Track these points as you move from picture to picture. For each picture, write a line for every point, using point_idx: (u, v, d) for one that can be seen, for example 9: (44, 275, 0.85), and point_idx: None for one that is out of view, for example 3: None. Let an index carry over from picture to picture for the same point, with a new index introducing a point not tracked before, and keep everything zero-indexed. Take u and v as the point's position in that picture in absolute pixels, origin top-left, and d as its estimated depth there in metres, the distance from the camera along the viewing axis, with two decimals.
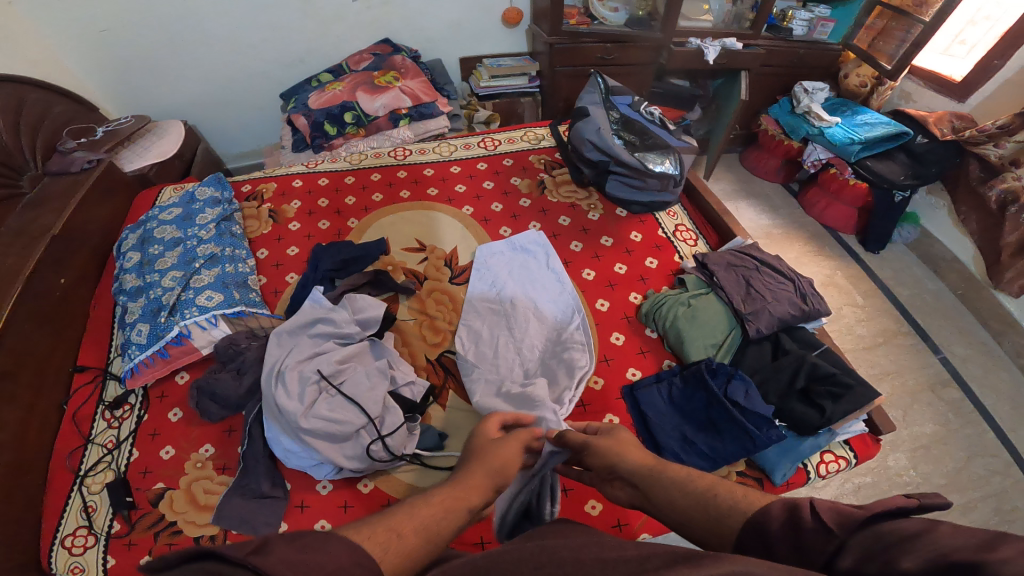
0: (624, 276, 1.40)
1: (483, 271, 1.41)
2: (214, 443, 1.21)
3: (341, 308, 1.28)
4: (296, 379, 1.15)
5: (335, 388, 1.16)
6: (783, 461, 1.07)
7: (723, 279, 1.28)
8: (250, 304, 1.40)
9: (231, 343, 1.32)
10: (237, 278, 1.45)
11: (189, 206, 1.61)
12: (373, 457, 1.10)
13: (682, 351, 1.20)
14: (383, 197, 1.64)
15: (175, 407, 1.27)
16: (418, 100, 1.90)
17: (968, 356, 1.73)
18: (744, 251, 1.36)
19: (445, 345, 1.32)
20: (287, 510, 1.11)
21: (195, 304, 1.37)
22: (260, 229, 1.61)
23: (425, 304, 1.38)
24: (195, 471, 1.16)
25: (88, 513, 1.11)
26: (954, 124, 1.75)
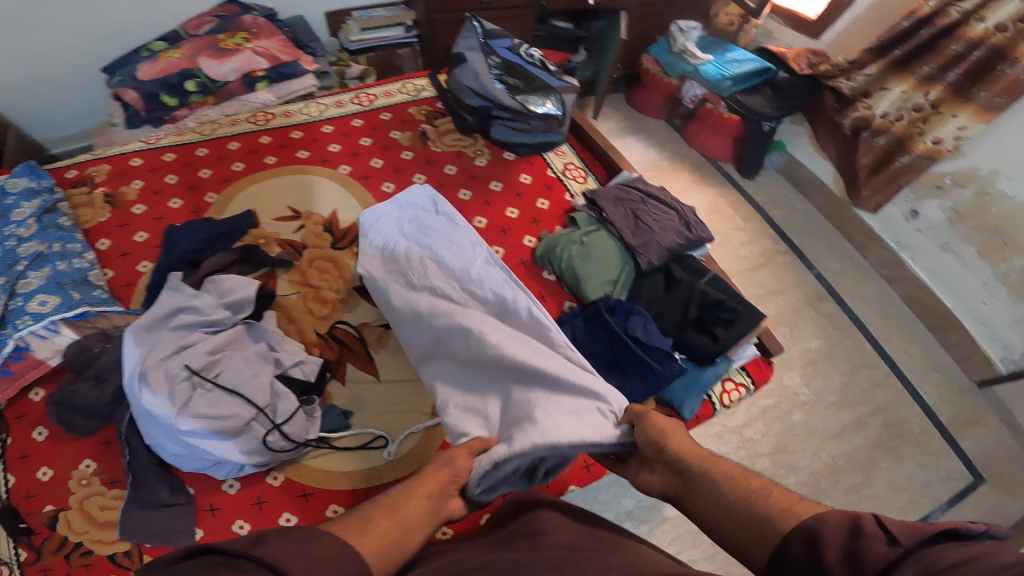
0: (516, 220, 1.35)
1: (375, 236, 1.26)
2: (95, 457, 1.05)
3: (203, 294, 1.10)
4: (159, 379, 0.98)
5: (211, 381, 1.01)
6: (688, 396, 1.08)
7: (613, 216, 1.25)
8: (95, 303, 1.18)
9: (81, 348, 1.12)
10: (74, 275, 1.21)
11: (0, 200, 1.28)
12: (271, 449, 1.00)
13: (580, 291, 1.18)
14: (245, 165, 1.46)
15: (40, 425, 1.08)
16: (276, 61, 1.69)
17: (838, 270, 1.89)
18: (630, 186, 1.35)
19: (335, 316, 1.22)
20: (198, 514, 1.00)
21: (26, 312, 1.13)
22: (96, 217, 1.36)
23: (307, 275, 1.25)
24: (83, 489, 1.01)
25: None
26: (811, 60, 1.85)
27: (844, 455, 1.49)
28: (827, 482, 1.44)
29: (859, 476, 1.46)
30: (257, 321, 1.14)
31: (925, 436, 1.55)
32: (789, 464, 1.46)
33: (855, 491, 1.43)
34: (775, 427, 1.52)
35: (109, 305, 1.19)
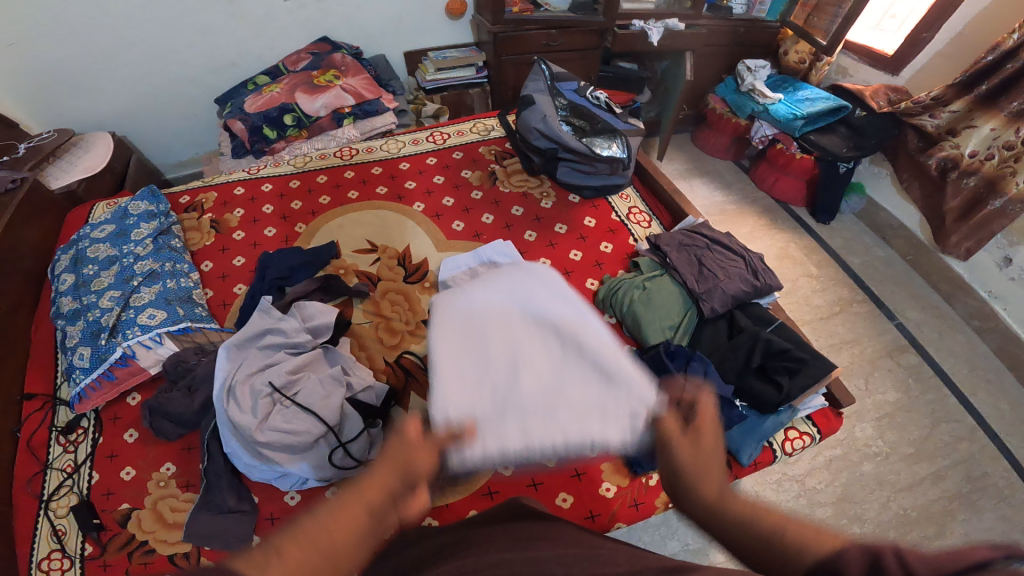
0: (580, 262, 1.38)
1: (451, 289, 1.30)
2: (176, 461, 1.17)
3: (289, 318, 1.19)
4: (246, 394, 1.07)
5: (289, 399, 1.08)
6: (747, 442, 1.07)
7: (676, 261, 1.27)
8: (196, 319, 1.31)
9: (180, 361, 1.25)
10: (180, 293, 1.35)
11: (123, 220, 1.48)
12: (336, 466, 1.05)
13: (639, 335, 1.20)
14: (331, 199, 1.58)
15: (131, 428, 1.22)
16: (361, 98, 1.82)
17: (921, 320, 1.79)
18: (692, 230, 1.36)
19: (405, 347, 1.27)
20: (257, 524, 1.08)
21: (137, 324, 1.27)
22: (202, 241, 1.51)
23: (380, 306, 1.32)
24: (159, 490, 1.13)
25: (60, 536, 1.07)
26: (891, 96, 1.80)
27: (915, 507, 1.42)
28: (896, 534, 1.38)
29: (932, 527, 1.39)
30: (332, 346, 1.21)
31: (1010, 489, 1.44)
32: (855, 514, 1.41)
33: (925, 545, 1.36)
34: (842, 476, 1.49)
35: (207, 322, 1.32)
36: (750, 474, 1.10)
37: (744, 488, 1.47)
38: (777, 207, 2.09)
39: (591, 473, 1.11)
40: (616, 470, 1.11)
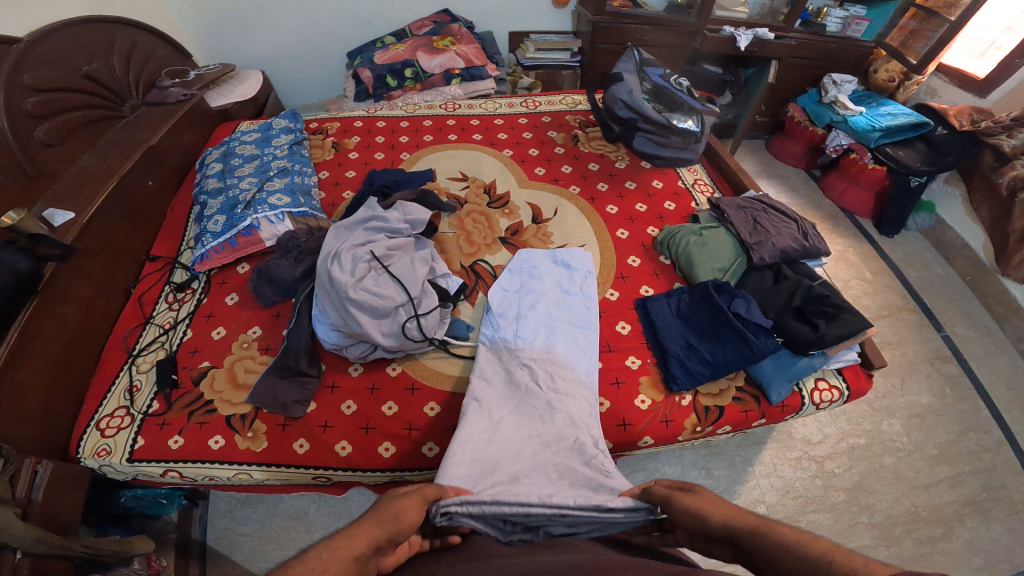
0: (644, 213, 1.54)
1: (523, 261, 1.39)
2: (262, 327, 1.41)
3: (394, 209, 1.39)
4: (349, 258, 1.24)
5: (383, 268, 1.25)
6: (778, 379, 1.19)
7: (733, 217, 1.41)
8: (312, 209, 1.56)
9: (292, 237, 1.48)
10: (303, 188, 1.60)
11: (267, 132, 1.77)
12: (408, 334, 1.21)
13: (691, 273, 1.34)
14: (433, 138, 1.82)
15: (232, 294, 1.47)
16: (470, 63, 2.07)
17: (970, 337, 1.84)
18: (753, 197, 1.50)
19: (480, 256, 1.45)
20: (320, 388, 1.29)
21: (268, 204, 1.52)
22: (325, 156, 1.78)
23: (463, 222, 1.51)
24: (241, 351, 1.36)
25: (131, 393, 1.29)
26: (974, 117, 1.86)
27: (928, 506, 1.48)
28: (901, 529, 1.44)
29: (938, 529, 1.44)
30: (425, 240, 1.41)
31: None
32: (865, 503, 1.48)
33: (928, 543, 1.42)
34: (860, 465, 1.56)
35: (319, 213, 1.56)
36: (776, 413, 1.21)
37: (763, 459, 1.56)
38: (841, 215, 2.17)
39: (629, 382, 1.20)
40: (653, 384, 1.21)
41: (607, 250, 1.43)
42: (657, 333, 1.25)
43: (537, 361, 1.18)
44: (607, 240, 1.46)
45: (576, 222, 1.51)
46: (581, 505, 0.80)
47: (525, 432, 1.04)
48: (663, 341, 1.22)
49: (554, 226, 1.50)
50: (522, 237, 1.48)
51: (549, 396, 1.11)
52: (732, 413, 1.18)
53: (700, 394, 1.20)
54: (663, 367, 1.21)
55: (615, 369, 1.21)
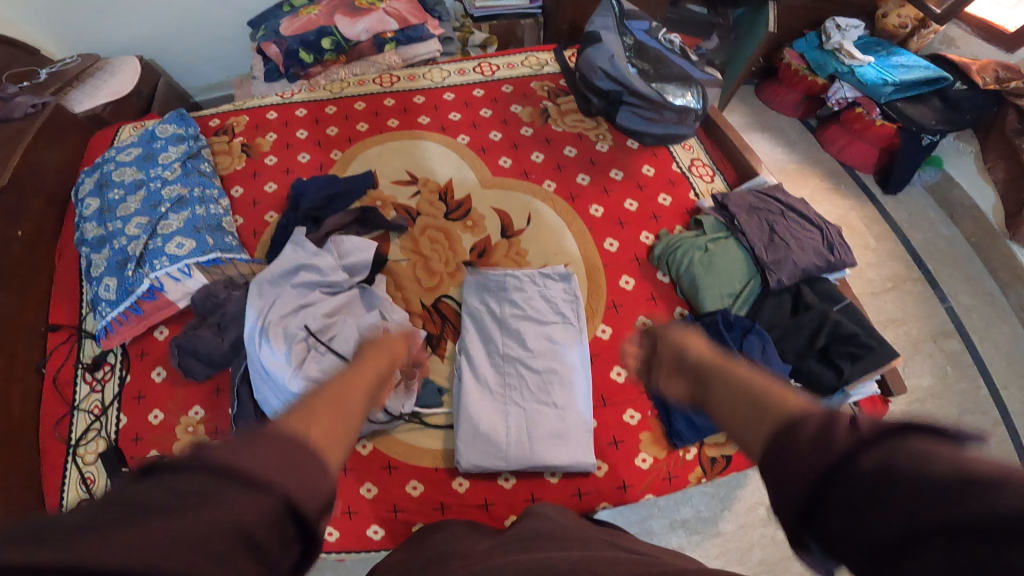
0: (634, 213, 1.27)
1: (496, 285, 1.14)
2: (203, 404, 1.13)
3: (325, 252, 1.09)
4: (279, 335, 0.98)
5: (325, 345, 0.99)
6: None
7: (746, 226, 1.20)
8: (226, 251, 1.22)
9: (209, 294, 1.16)
10: (210, 221, 1.25)
11: (150, 144, 1.37)
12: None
13: (697, 298, 1.15)
14: (369, 126, 1.46)
15: (160, 366, 1.16)
16: (405, 23, 1.66)
17: (972, 307, 1.69)
18: (763, 194, 1.29)
19: (442, 290, 1.16)
20: None
21: (165, 254, 1.17)
22: (233, 166, 1.41)
23: (418, 243, 1.22)
24: (186, 437, 1.09)
25: (88, 485, 1.05)
26: (999, 74, 1.61)
27: None
28: None
29: None
30: (371, 288, 1.13)
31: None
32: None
33: None
34: None
35: (237, 252, 1.23)
36: None
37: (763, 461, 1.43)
38: (841, 172, 1.95)
39: (630, 441, 1.06)
40: (655, 441, 1.07)
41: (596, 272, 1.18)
42: None
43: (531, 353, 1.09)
44: (593, 255, 1.20)
45: (558, 236, 1.22)
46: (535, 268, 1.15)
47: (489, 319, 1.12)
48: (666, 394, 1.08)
49: (529, 241, 1.21)
50: (490, 260, 1.20)
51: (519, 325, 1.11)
52: (738, 461, 1.09)
53: (706, 445, 1.08)
54: (666, 421, 1.07)
55: (610, 428, 1.08)
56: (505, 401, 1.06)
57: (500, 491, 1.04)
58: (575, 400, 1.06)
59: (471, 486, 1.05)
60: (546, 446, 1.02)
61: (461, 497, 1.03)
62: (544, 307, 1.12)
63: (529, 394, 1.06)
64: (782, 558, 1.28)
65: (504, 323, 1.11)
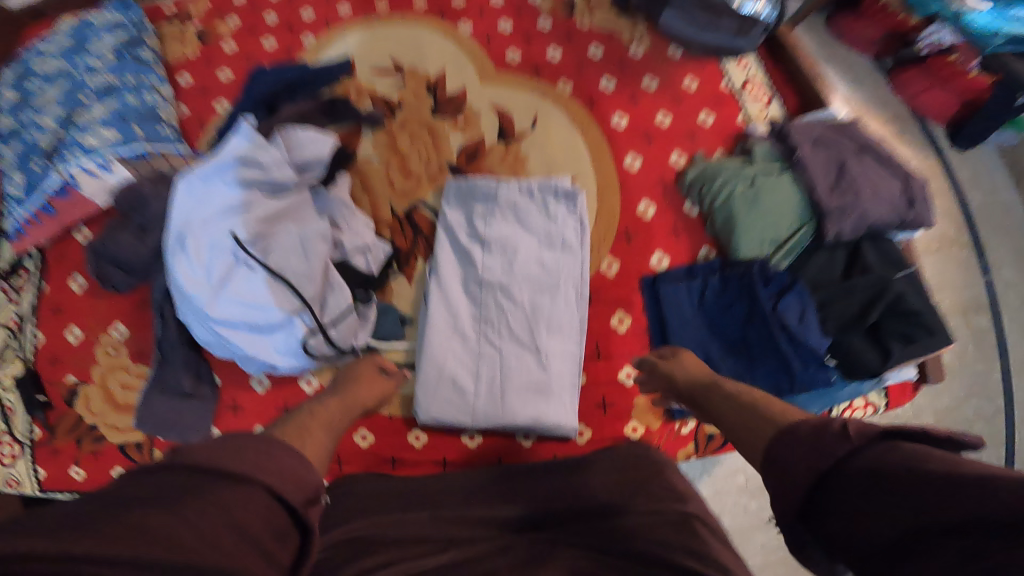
0: (666, 129, 1.02)
1: (481, 195, 0.90)
2: (127, 322, 0.98)
3: (274, 148, 0.84)
4: (202, 247, 0.78)
5: (258, 262, 0.80)
6: (811, 405, 0.94)
7: (810, 162, 0.95)
8: (157, 143, 1.00)
9: (129, 190, 0.92)
10: (142, 110, 1.01)
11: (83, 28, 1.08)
12: (311, 353, 0.82)
13: (730, 240, 0.93)
14: (352, 6, 1.14)
15: (77, 274, 1.00)
16: None
17: (1014, 283, 1.40)
18: (836, 128, 1.01)
19: (417, 195, 0.95)
20: (219, 413, 0.93)
21: (80, 147, 0.96)
22: (184, 52, 1.13)
23: (396, 140, 0.98)
24: (108, 361, 0.96)
25: (3, 415, 0.94)
26: None
27: None
28: None
29: None
30: (326, 189, 0.91)
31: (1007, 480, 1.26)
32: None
33: None
34: None
35: (170, 145, 1.01)
36: None
37: None
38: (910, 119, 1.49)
39: (619, 403, 0.88)
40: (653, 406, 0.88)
41: (610, 192, 0.96)
42: (665, 333, 0.89)
43: (513, 287, 0.87)
44: (609, 172, 0.97)
45: (567, 147, 0.98)
46: (532, 183, 0.91)
47: (466, 243, 0.89)
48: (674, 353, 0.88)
49: (531, 146, 0.98)
50: (483, 164, 0.97)
51: (505, 254, 0.88)
52: None
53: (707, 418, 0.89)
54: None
55: (601, 386, 0.89)
56: (477, 338, 0.87)
57: (462, 449, 0.89)
58: (562, 345, 0.87)
59: (430, 440, 0.90)
60: (519, 399, 0.85)
61: (416, 452, 0.89)
62: (536, 226, 0.89)
63: (506, 340, 0.86)
64: (749, 528, 1.09)
65: (484, 243, 0.88)
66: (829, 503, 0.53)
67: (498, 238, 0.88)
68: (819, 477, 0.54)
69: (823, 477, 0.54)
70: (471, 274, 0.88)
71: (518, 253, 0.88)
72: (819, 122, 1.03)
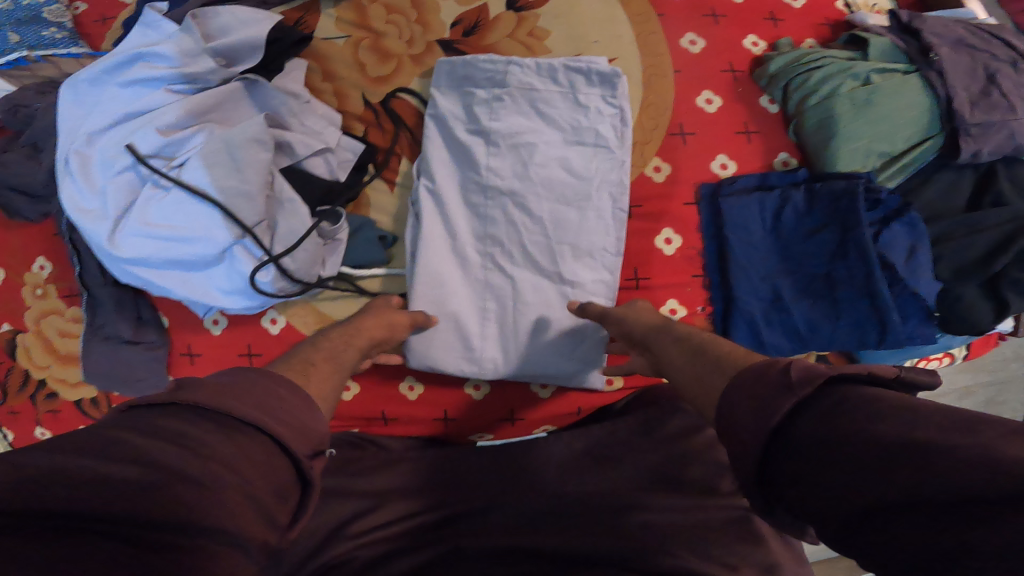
0: (739, 7, 0.79)
1: (490, 77, 0.69)
2: (50, 256, 0.77)
3: (180, 33, 0.62)
4: (91, 166, 0.59)
5: (168, 181, 0.60)
6: (890, 359, 0.75)
7: (951, 67, 0.71)
8: (39, 48, 0.77)
9: (14, 103, 0.72)
10: (19, 14, 0.80)
11: None
12: (266, 293, 0.62)
13: (825, 151, 0.71)
14: None
15: None
16: None
17: None
18: (983, 31, 0.76)
19: (398, 82, 0.74)
20: (173, 360, 0.74)
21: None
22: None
23: (369, 14, 0.75)
24: (38, 304, 0.78)
25: None
26: None
27: None
28: None
29: None
30: (265, 79, 0.67)
31: None
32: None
33: None
34: None
35: (57, 47, 0.77)
36: None
37: None
38: None
39: None
40: None
41: (661, 78, 0.74)
42: (726, 264, 0.69)
43: (528, 197, 0.67)
44: (661, 54, 0.75)
45: (602, 18, 0.76)
46: (552, 60, 0.69)
47: (466, 138, 0.68)
48: (741, 288, 0.68)
49: (552, 19, 0.75)
50: (486, 40, 0.75)
51: (518, 152, 0.67)
52: None
53: None
54: (721, 321, 0.69)
55: None
56: (482, 262, 0.67)
57: (465, 403, 0.71)
58: (593, 269, 0.67)
59: (426, 392, 0.71)
60: (537, 339, 0.67)
61: (407, 406, 0.71)
62: (559, 118, 0.68)
63: (517, 264, 0.67)
64: None
65: (491, 138, 0.67)
66: (772, 465, 0.36)
67: (508, 130, 0.67)
68: (769, 435, 0.36)
69: (770, 436, 0.36)
70: (474, 180, 0.68)
71: (534, 152, 0.67)
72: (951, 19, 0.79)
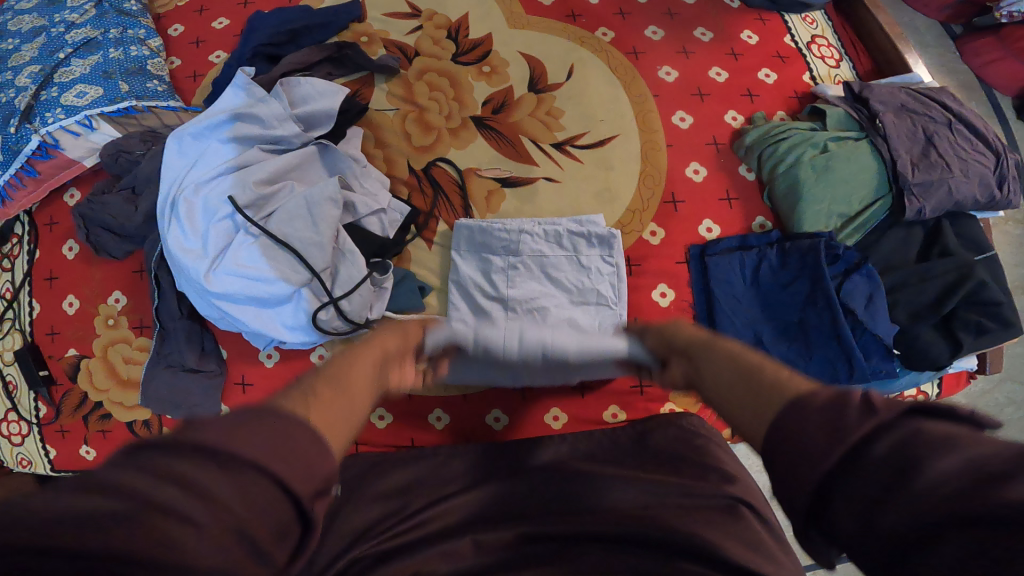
0: (723, 86, 0.92)
1: (503, 236, 0.80)
2: (125, 290, 0.86)
3: (273, 100, 0.76)
4: (195, 211, 0.71)
5: (258, 227, 0.71)
6: None
7: (894, 132, 0.84)
8: (146, 98, 0.87)
9: (120, 149, 0.84)
10: (128, 64, 0.89)
11: None
12: (324, 330, 0.72)
13: (793, 213, 0.83)
14: None
15: (70, 239, 0.89)
16: None
17: None
18: (924, 96, 0.90)
19: (438, 151, 0.86)
20: (225, 389, 0.83)
21: (59, 105, 0.84)
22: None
23: (414, 90, 0.88)
24: (108, 332, 0.86)
25: (8, 392, 0.88)
26: None
27: None
28: None
29: None
30: (334, 144, 0.80)
31: None
32: None
33: None
34: None
35: (161, 99, 0.88)
36: None
37: None
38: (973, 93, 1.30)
39: None
40: None
41: (655, 150, 0.87)
42: (714, 313, 0.81)
43: None
44: (656, 130, 0.88)
45: (608, 97, 0.89)
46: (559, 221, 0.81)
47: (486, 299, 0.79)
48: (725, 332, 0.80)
49: (566, 100, 0.88)
50: (511, 117, 0.87)
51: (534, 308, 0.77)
52: None
53: None
54: None
55: None
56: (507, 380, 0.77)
57: (487, 433, 0.79)
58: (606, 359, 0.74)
59: (452, 423, 0.79)
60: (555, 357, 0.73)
61: (436, 435, 0.79)
62: (568, 280, 0.79)
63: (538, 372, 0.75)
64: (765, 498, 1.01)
65: (508, 302, 0.78)
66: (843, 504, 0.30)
67: (524, 295, 0.78)
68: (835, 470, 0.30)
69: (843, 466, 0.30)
70: None
71: (549, 311, 0.77)
72: (901, 87, 0.92)
